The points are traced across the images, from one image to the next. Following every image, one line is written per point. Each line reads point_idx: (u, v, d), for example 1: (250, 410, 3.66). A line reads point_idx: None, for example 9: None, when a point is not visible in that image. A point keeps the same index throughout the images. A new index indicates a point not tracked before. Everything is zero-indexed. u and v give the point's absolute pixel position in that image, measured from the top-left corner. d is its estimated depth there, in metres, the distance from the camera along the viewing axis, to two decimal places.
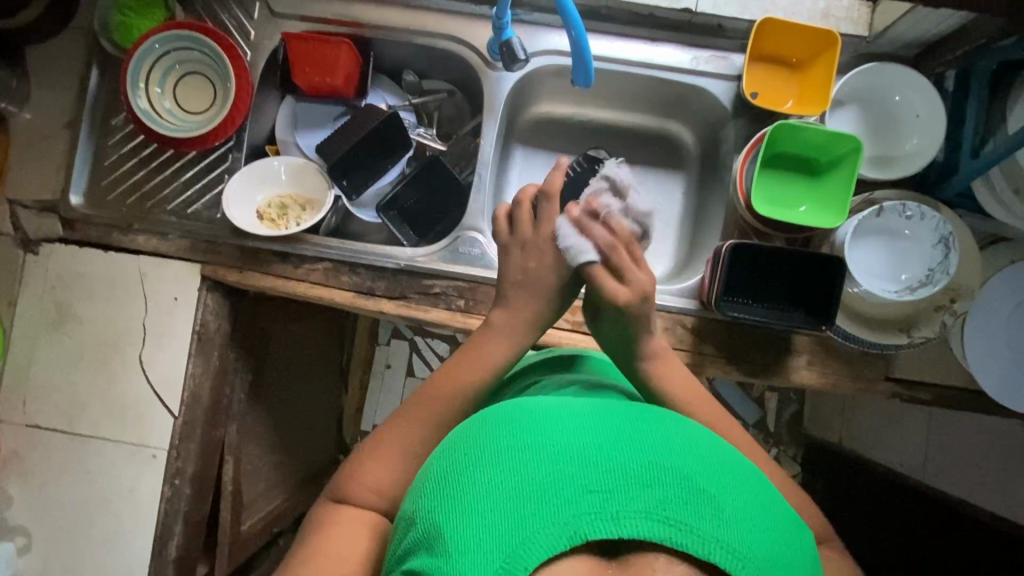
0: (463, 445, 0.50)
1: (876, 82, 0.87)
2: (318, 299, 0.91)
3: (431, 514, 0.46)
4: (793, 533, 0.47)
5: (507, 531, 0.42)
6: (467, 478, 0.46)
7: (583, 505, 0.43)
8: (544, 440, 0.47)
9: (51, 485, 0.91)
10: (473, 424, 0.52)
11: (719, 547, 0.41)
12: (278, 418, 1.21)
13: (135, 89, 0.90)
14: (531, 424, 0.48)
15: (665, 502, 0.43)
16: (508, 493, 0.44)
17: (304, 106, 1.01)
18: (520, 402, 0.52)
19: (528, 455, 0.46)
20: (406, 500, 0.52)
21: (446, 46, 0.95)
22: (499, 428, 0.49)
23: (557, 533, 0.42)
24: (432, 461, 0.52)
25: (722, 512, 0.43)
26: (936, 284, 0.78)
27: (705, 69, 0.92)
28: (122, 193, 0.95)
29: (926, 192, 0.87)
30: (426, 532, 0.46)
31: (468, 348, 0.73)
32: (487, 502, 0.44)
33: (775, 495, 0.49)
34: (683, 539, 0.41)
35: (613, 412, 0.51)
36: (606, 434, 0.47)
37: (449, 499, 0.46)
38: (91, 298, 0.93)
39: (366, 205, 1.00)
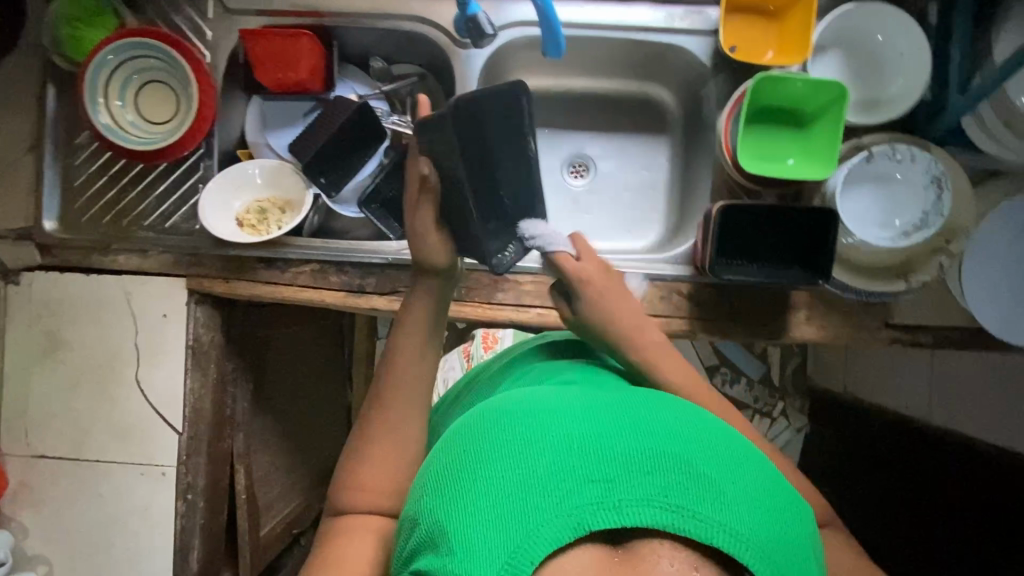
0: (461, 443, 0.50)
1: (857, 25, 0.85)
2: (309, 302, 0.90)
3: (434, 514, 0.46)
4: (793, 508, 0.47)
5: (510, 527, 0.42)
6: (465, 475, 0.47)
7: (584, 495, 0.43)
8: (542, 433, 0.47)
9: (65, 511, 0.91)
10: (472, 421, 0.52)
11: (722, 530, 0.42)
12: (285, 423, 1.21)
13: (95, 104, 0.87)
14: (528, 418, 0.49)
15: (667, 488, 0.43)
16: (509, 488, 0.44)
17: (271, 105, 0.97)
18: (519, 397, 0.53)
19: (528, 447, 0.46)
20: (408, 502, 0.52)
21: (411, 27, 0.92)
22: (497, 424, 0.49)
23: (561, 526, 0.42)
24: (430, 460, 0.52)
25: (723, 494, 0.44)
26: (929, 227, 0.76)
27: (680, 27, 0.89)
28: (97, 213, 0.93)
29: (915, 132, 0.85)
30: (430, 532, 0.46)
31: (404, 324, 0.74)
32: (487, 499, 0.44)
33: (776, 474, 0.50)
34: (686, 524, 0.42)
35: (612, 402, 0.51)
36: (605, 422, 0.48)
37: (450, 498, 0.46)
38: (80, 323, 0.91)
39: (348, 199, 0.96)
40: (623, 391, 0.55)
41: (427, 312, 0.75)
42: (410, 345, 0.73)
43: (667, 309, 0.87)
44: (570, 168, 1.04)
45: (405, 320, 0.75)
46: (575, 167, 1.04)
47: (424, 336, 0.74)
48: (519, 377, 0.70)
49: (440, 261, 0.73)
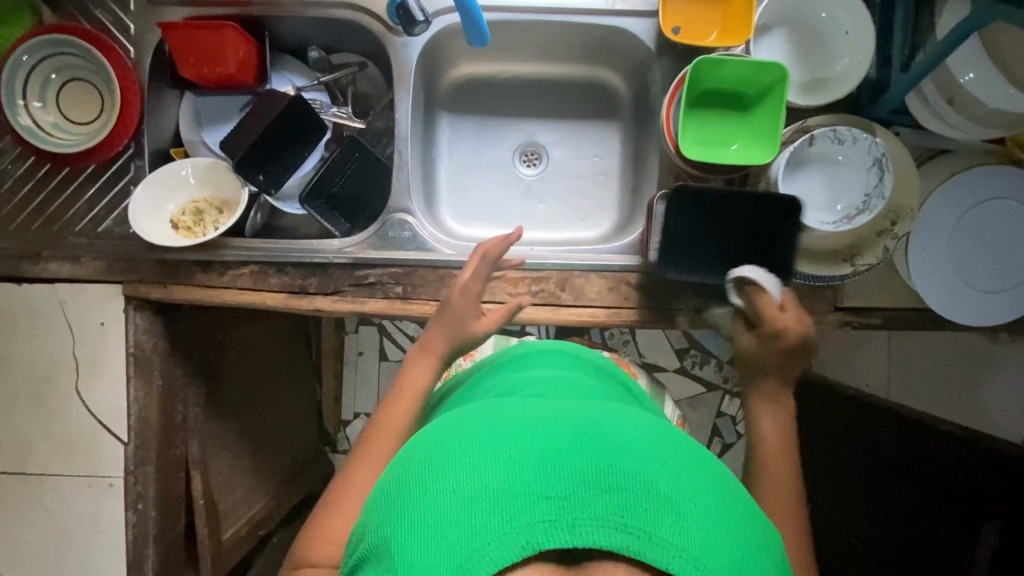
0: (420, 453, 0.50)
1: (799, 2, 0.83)
2: (249, 305, 0.87)
3: (385, 526, 0.46)
4: (758, 530, 0.47)
5: (458, 543, 0.42)
6: (420, 486, 0.46)
7: (538, 513, 0.43)
8: (501, 448, 0.46)
9: (13, 526, 0.90)
10: (433, 431, 0.52)
11: (678, 555, 0.41)
12: (248, 425, 1.20)
13: (12, 107, 0.82)
14: (490, 432, 0.48)
15: (624, 507, 0.43)
16: (460, 502, 0.44)
17: (206, 101, 0.94)
18: (484, 408, 0.52)
19: (484, 461, 0.46)
20: (362, 513, 0.52)
21: (344, 15, 0.88)
22: (456, 436, 0.49)
23: (511, 544, 0.42)
24: (387, 471, 0.52)
25: (684, 518, 0.43)
26: (872, 211, 0.75)
27: (622, 8, 0.86)
28: (25, 219, 0.89)
29: (862, 112, 0.84)
30: (380, 545, 0.46)
31: (403, 382, 0.79)
32: (438, 513, 0.44)
33: (744, 493, 0.50)
34: (639, 546, 0.42)
35: (579, 415, 0.51)
36: (566, 437, 0.47)
37: (401, 510, 0.46)
38: (15, 334, 0.88)
39: (290, 196, 0.95)
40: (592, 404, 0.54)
41: (428, 380, 0.79)
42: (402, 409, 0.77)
43: (615, 299, 0.86)
44: (522, 157, 1.02)
45: (404, 381, 0.78)
46: (527, 156, 1.02)
47: (416, 404, 0.77)
48: (498, 387, 0.70)
49: (479, 327, 0.78)
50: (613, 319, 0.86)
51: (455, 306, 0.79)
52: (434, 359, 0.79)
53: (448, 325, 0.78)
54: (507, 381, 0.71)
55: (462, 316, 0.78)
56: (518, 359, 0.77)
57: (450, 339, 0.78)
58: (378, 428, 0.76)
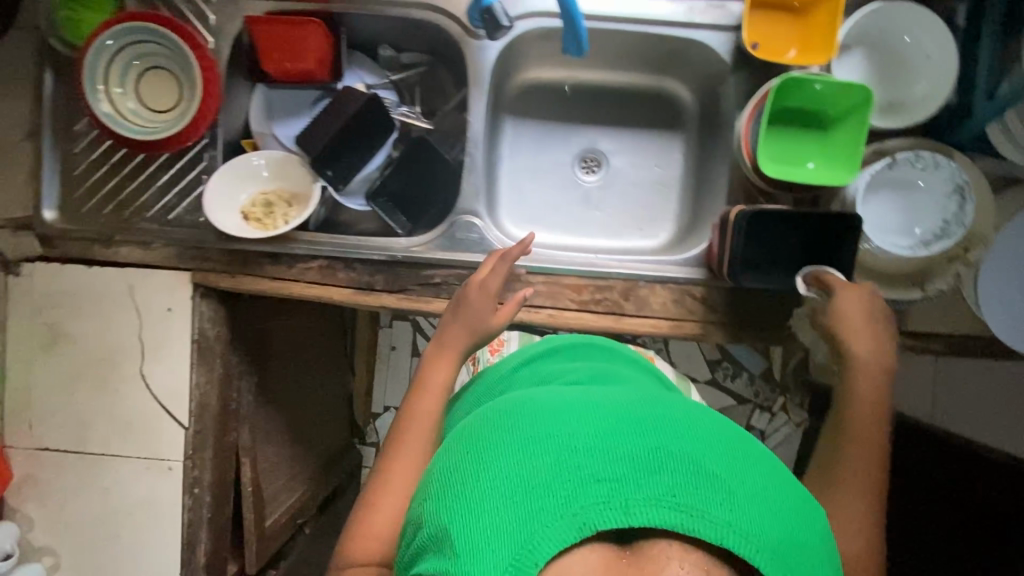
0: (467, 446, 0.51)
1: (886, 23, 0.82)
2: (316, 299, 0.88)
3: (438, 515, 0.47)
4: (802, 507, 0.48)
5: (515, 526, 0.43)
6: (472, 475, 0.47)
7: (591, 494, 0.44)
8: (546, 434, 0.48)
9: (71, 503, 0.91)
10: (476, 424, 0.54)
11: (731, 531, 0.42)
12: (290, 414, 1.21)
13: (95, 93, 0.83)
14: (535, 420, 0.50)
15: (673, 489, 0.44)
16: (514, 487, 0.45)
17: (278, 93, 0.95)
18: (524, 400, 0.54)
19: (533, 448, 0.47)
20: (412, 503, 0.53)
21: (422, 16, 0.88)
22: (503, 428, 0.51)
23: (567, 526, 0.43)
24: (436, 463, 0.54)
25: (733, 495, 0.44)
26: (952, 237, 0.75)
27: (701, 21, 0.86)
28: (98, 203, 0.90)
29: (937, 137, 0.83)
30: (436, 534, 0.47)
31: (424, 378, 0.76)
32: (493, 498, 0.45)
33: (784, 472, 0.51)
34: (694, 524, 0.42)
35: (618, 402, 0.52)
36: (610, 423, 0.48)
37: (456, 499, 0.47)
38: (82, 315, 0.90)
39: (354, 192, 0.95)
40: (628, 393, 0.55)
41: (451, 376, 0.76)
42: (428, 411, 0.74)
43: (679, 311, 0.86)
44: (582, 163, 1.02)
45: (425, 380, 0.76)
46: (587, 163, 1.02)
47: (443, 402, 0.75)
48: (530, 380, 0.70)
49: (490, 323, 0.78)
50: (676, 331, 0.86)
51: (466, 300, 0.78)
52: (454, 358, 0.76)
53: (459, 321, 0.78)
54: (537, 374, 0.71)
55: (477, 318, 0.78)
56: (547, 352, 0.77)
57: (466, 336, 0.77)
58: (410, 425, 0.74)
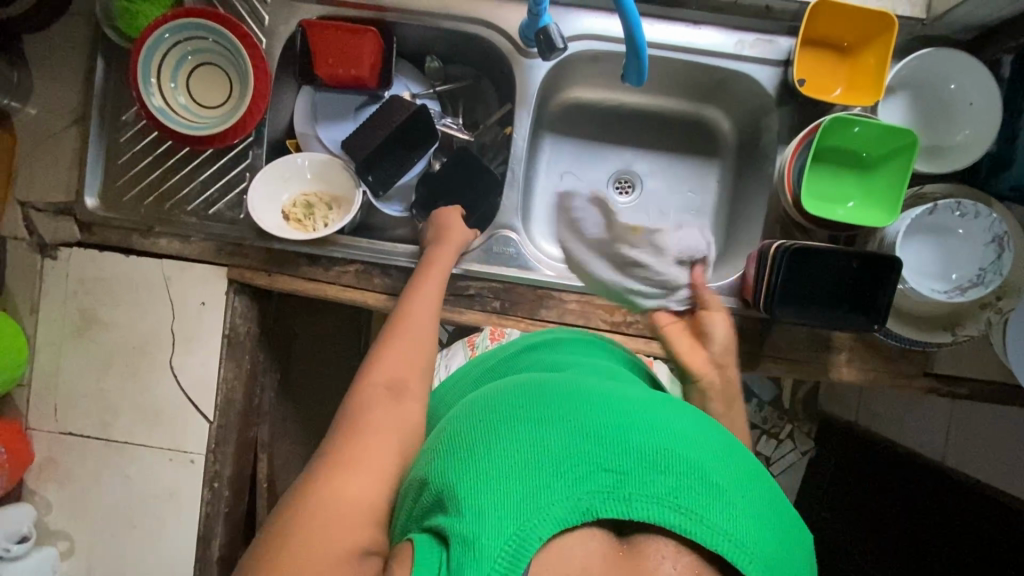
0: (479, 416, 0.52)
1: (932, 68, 0.83)
2: (350, 302, 0.90)
3: (443, 476, 0.48)
4: (793, 532, 0.48)
5: (520, 499, 0.44)
6: (482, 444, 0.48)
7: (597, 483, 0.45)
8: (562, 418, 0.49)
9: (89, 489, 0.91)
10: (491, 399, 0.54)
11: (727, 540, 0.43)
12: (306, 411, 1.21)
13: (148, 84, 0.84)
14: (551, 405, 0.51)
15: (677, 490, 0.45)
16: (525, 462, 0.46)
17: (323, 96, 0.95)
18: (541, 384, 0.55)
19: (546, 429, 0.48)
20: (416, 466, 0.54)
21: (475, 31, 0.89)
22: (517, 404, 0.51)
23: (570, 508, 0.44)
24: (445, 430, 0.54)
25: (734, 507, 0.45)
26: (986, 286, 0.76)
27: (749, 55, 0.87)
28: (139, 193, 0.91)
29: (975, 184, 0.84)
30: (439, 494, 0.47)
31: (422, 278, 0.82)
32: (502, 469, 0.46)
33: (782, 497, 0.51)
34: (691, 526, 0.43)
35: (631, 399, 0.53)
36: (623, 417, 0.49)
37: (464, 462, 0.47)
38: (116, 303, 0.90)
39: (392, 199, 0.96)
40: (641, 392, 0.56)
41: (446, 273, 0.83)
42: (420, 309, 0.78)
43: None
44: (616, 184, 1.03)
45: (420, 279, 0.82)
46: (622, 184, 1.03)
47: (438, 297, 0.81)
48: (534, 366, 0.70)
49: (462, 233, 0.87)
50: None
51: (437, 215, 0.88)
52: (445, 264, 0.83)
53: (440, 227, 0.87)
54: (542, 361, 0.71)
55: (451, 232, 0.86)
56: (552, 340, 0.76)
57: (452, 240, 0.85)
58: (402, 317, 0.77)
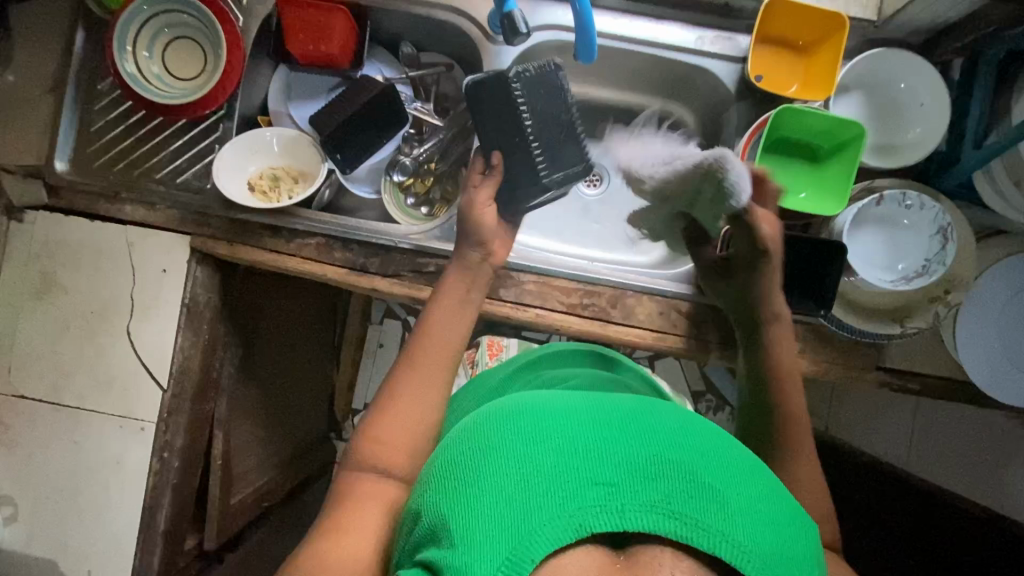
0: (465, 439, 0.50)
1: (882, 70, 0.86)
2: (310, 274, 0.91)
3: (437, 507, 0.47)
4: (794, 521, 0.47)
5: (513, 526, 0.42)
6: (471, 470, 0.46)
7: (588, 498, 0.43)
8: (547, 432, 0.47)
9: (36, 454, 0.90)
10: (477, 417, 0.52)
11: (725, 541, 0.42)
12: (268, 393, 1.20)
13: (123, 52, 0.86)
14: (536, 417, 0.48)
15: (670, 496, 0.43)
16: (514, 486, 0.44)
17: (299, 77, 0.98)
18: (524, 394, 0.53)
19: (533, 448, 0.46)
20: (412, 493, 0.53)
21: (445, 17, 0.92)
22: (502, 420, 0.49)
23: (563, 527, 0.42)
24: (434, 454, 0.53)
25: (728, 506, 0.44)
26: (931, 275, 0.78)
27: (709, 50, 0.90)
28: (109, 160, 0.92)
29: (926, 182, 0.87)
30: (433, 525, 0.46)
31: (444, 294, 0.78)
32: (491, 495, 0.44)
33: (780, 486, 0.50)
34: (687, 531, 0.42)
35: (619, 403, 0.51)
36: (612, 426, 0.47)
37: (454, 493, 0.46)
38: (77, 267, 0.91)
39: (360, 179, 0.98)
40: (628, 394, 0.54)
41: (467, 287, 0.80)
42: (437, 352, 0.74)
43: (664, 324, 0.89)
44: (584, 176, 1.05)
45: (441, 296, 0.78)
46: (589, 176, 1.05)
47: (456, 315, 0.77)
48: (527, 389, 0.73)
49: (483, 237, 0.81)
50: (659, 343, 0.88)
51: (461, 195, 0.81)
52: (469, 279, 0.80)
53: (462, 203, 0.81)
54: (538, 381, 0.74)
55: (472, 206, 0.80)
56: (541, 358, 0.80)
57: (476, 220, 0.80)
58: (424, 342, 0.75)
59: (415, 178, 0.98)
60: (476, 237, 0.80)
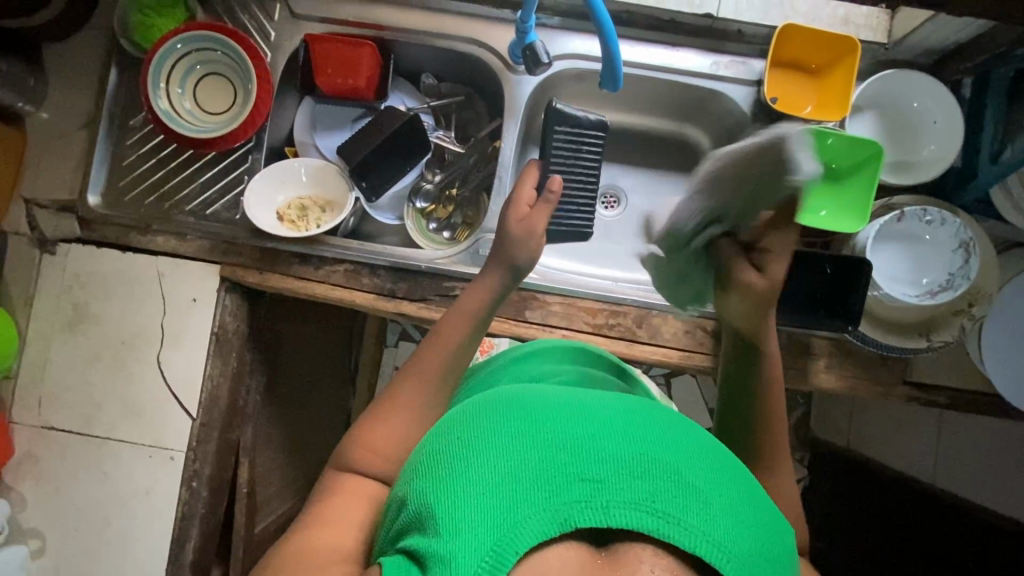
0: (455, 430, 0.50)
1: (895, 89, 0.88)
2: (338, 300, 0.92)
3: (421, 494, 0.47)
4: (776, 528, 0.47)
5: (497, 516, 0.42)
6: (458, 459, 0.47)
7: (574, 493, 0.43)
8: (536, 427, 0.47)
9: (65, 486, 0.90)
10: (467, 411, 0.52)
11: (708, 541, 0.42)
12: (290, 419, 1.20)
13: (157, 89, 0.89)
14: (526, 412, 0.49)
15: (654, 493, 0.43)
16: (500, 477, 0.44)
17: (323, 108, 1.01)
18: (517, 390, 0.53)
19: (522, 442, 0.46)
20: (398, 483, 0.53)
21: (468, 49, 0.95)
22: (493, 414, 0.49)
23: (548, 520, 0.42)
24: (424, 445, 0.53)
25: (711, 507, 0.44)
26: (956, 289, 0.79)
27: (724, 74, 0.92)
28: (140, 192, 0.95)
29: (943, 197, 0.88)
30: (416, 513, 0.46)
31: (462, 303, 0.78)
32: (477, 485, 0.44)
33: (760, 490, 0.50)
34: (671, 530, 0.42)
35: (609, 403, 0.51)
36: (600, 425, 0.47)
37: (441, 481, 0.46)
38: (109, 298, 0.92)
39: (383, 207, 1.00)
40: (619, 396, 0.54)
41: (486, 295, 0.79)
42: (448, 361, 0.73)
43: (690, 343, 0.89)
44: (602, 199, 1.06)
45: (456, 307, 0.78)
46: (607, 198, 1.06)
47: (468, 324, 0.77)
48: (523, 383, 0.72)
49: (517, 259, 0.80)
50: (685, 361, 0.89)
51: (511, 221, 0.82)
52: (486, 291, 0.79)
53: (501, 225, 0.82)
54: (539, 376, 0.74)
55: (524, 232, 0.80)
56: (536, 351, 0.79)
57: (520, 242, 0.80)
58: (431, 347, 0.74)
59: (437, 204, 1.01)
60: (511, 259, 0.80)
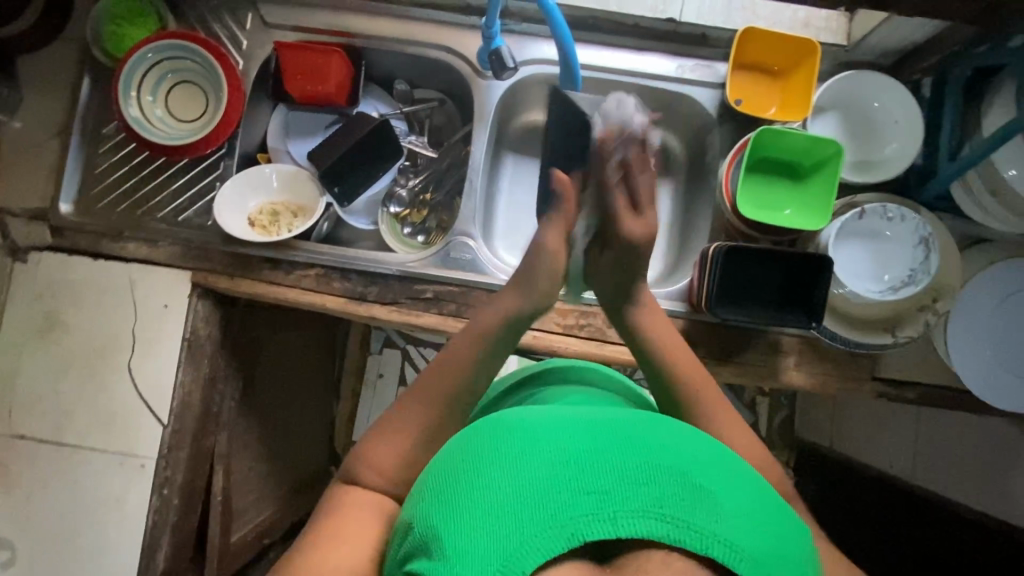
0: (460, 454, 0.50)
1: (856, 89, 0.90)
2: (310, 304, 0.92)
3: (429, 520, 0.46)
4: (789, 528, 0.47)
5: (505, 537, 0.42)
6: (465, 483, 0.46)
7: (581, 507, 0.43)
8: (540, 445, 0.47)
9: (35, 495, 0.90)
10: (469, 434, 0.52)
11: (719, 542, 0.41)
12: (268, 426, 1.19)
13: (128, 97, 0.90)
14: (528, 431, 0.48)
15: (661, 500, 0.43)
16: (506, 498, 0.44)
17: (297, 115, 1.02)
18: (518, 410, 0.53)
19: (526, 461, 0.46)
20: (404, 508, 0.52)
21: (437, 55, 0.96)
22: (495, 435, 0.49)
23: (556, 536, 0.42)
24: (429, 468, 0.52)
25: (720, 509, 0.44)
26: (918, 284, 0.80)
27: (691, 77, 0.94)
28: (114, 200, 0.95)
29: (906, 194, 0.89)
30: (424, 539, 0.46)
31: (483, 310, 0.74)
32: (484, 508, 0.44)
33: (765, 486, 0.50)
34: (680, 534, 0.41)
35: (610, 415, 0.51)
36: (602, 437, 0.47)
37: (447, 505, 0.46)
38: (80, 305, 0.92)
39: (358, 211, 1.01)
40: (620, 409, 0.54)
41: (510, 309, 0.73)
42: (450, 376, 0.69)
43: None
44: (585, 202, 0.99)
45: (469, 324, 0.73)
46: None
47: (476, 342, 0.71)
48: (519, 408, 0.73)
49: None
50: None
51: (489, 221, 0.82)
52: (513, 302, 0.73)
53: None
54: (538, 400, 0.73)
55: None
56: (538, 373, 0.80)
57: None
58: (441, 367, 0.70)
59: (412, 209, 1.02)
60: None
